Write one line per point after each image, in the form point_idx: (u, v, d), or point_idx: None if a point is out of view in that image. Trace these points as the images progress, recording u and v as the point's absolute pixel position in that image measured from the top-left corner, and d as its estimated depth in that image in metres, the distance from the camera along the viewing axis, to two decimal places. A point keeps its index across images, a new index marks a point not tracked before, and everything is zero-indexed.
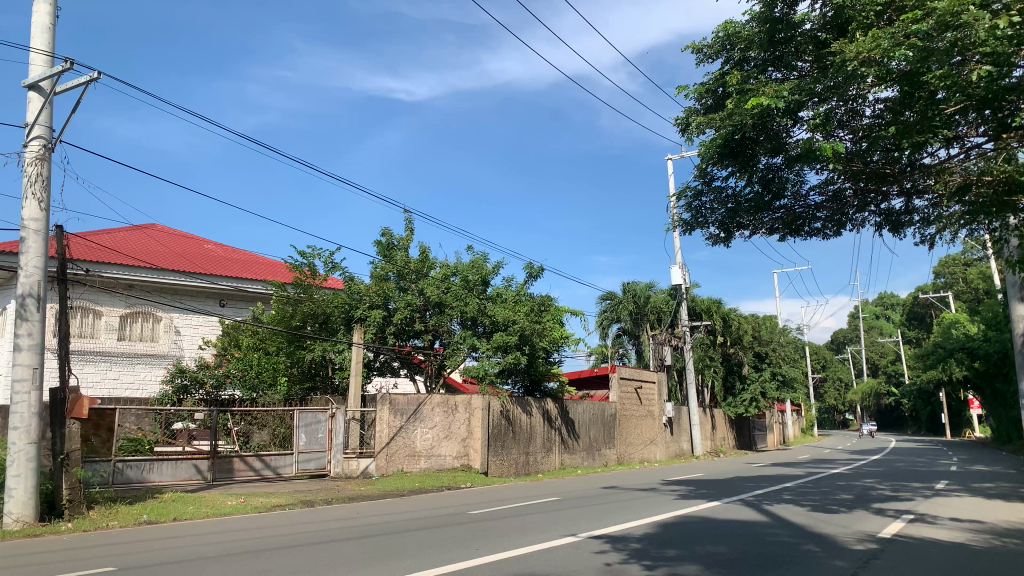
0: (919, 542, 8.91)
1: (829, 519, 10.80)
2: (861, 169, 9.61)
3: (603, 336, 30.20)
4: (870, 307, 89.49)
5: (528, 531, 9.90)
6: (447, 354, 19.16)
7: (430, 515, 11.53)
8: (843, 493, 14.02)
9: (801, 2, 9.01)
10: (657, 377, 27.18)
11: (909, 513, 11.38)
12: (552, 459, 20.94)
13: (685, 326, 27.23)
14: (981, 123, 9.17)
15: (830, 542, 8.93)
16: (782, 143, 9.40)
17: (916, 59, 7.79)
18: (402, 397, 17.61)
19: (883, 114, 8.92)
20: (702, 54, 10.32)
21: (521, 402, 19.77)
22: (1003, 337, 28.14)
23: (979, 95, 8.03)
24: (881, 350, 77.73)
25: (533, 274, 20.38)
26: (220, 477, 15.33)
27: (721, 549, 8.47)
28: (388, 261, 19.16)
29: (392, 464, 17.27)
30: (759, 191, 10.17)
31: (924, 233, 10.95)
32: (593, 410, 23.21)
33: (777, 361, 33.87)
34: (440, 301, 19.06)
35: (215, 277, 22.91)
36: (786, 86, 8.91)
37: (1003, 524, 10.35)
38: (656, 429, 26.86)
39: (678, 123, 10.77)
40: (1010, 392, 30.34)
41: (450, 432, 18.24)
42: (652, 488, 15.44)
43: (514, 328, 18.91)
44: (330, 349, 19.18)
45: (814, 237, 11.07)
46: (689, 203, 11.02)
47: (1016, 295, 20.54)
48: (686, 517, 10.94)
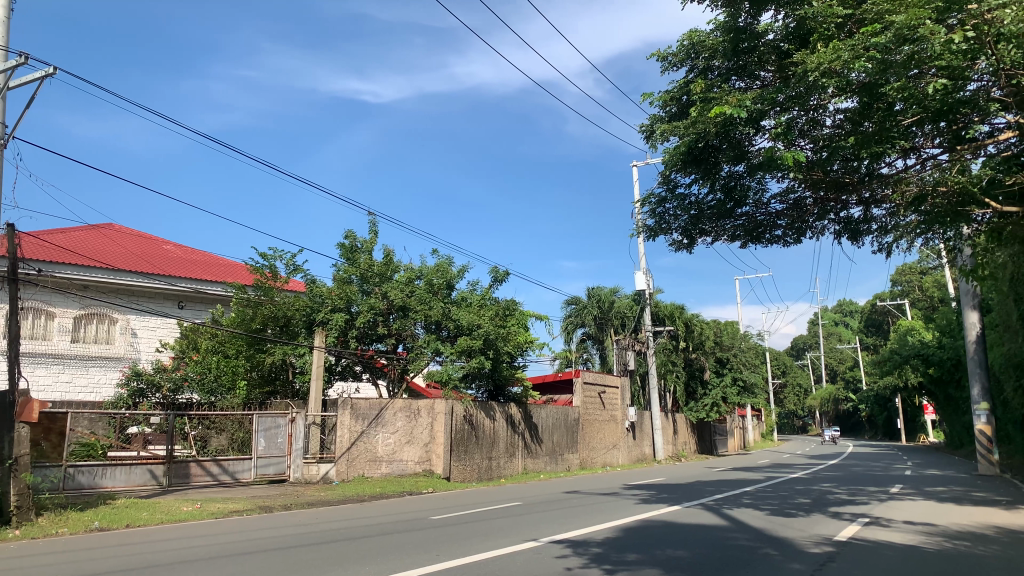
0: (874, 545, 9.04)
1: (788, 523, 10.94)
2: (821, 178, 9.74)
3: (568, 341, 30.29)
4: (830, 314, 91.10)
5: (490, 536, 9.86)
6: (410, 358, 18.98)
7: (391, 521, 11.41)
8: (802, 498, 14.18)
9: (764, 13, 9.10)
10: (620, 382, 27.31)
11: (865, 517, 11.56)
12: (515, 464, 20.90)
13: (648, 331, 27.41)
14: (936, 135, 9.36)
15: (788, 545, 9.03)
16: (745, 151, 9.52)
17: (874, 71, 7.97)
18: (364, 402, 17.54)
19: (843, 124, 9.01)
20: (667, 62, 10.39)
21: (484, 406, 19.74)
22: (956, 344, 28.80)
23: (935, 108, 8.27)
24: (840, 357, 79.17)
25: (498, 277, 20.33)
26: (176, 483, 15.04)
27: (681, 553, 8.51)
28: (351, 264, 18.99)
29: (353, 469, 17.14)
30: (721, 198, 10.27)
31: (882, 242, 11.14)
32: (557, 415, 23.25)
33: (739, 366, 34.32)
34: (404, 305, 18.96)
35: (173, 278, 22.51)
36: (748, 95, 8.99)
37: (956, 527, 10.56)
38: (619, 434, 26.97)
39: (642, 130, 10.84)
40: (962, 398, 31.01)
41: (412, 437, 18.08)
42: (614, 492, 15.49)
43: (478, 332, 18.85)
44: (291, 353, 18.92)
45: (774, 244, 11.22)
46: (653, 210, 11.10)
47: (969, 303, 21.06)
48: (647, 522, 11.00)
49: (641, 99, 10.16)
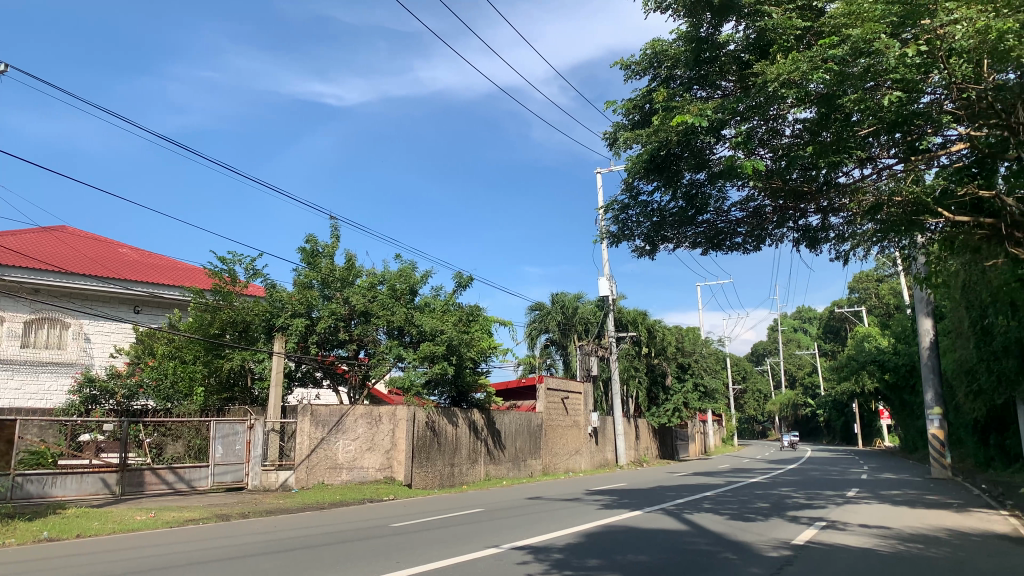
0: (831, 548, 9.18)
1: (747, 527, 11.06)
2: (780, 186, 9.87)
3: (531, 346, 30.32)
4: (789, 321, 92.49)
5: (451, 543, 9.80)
6: (372, 364, 18.90)
7: (350, 529, 11.29)
8: (760, 502, 14.34)
9: (725, 23, 9.19)
10: (583, 388, 27.38)
11: (822, 520, 11.74)
12: (477, 471, 20.85)
13: (611, 337, 27.55)
14: (892, 146, 9.55)
15: (746, 550, 9.13)
16: (706, 160, 9.65)
17: (832, 82, 8.12)
18: (324, 408, 17.28)
19: (801, 134, 9.15)
20: (630, 70, 10.45)
21: (447, 412, 19.66)
22: (911, 351, 29.46)
23: (890, 119, 8.45)
24: (799, 362, 80.39)
25: (463, 283, 20.27)
26: (129, 491, 14.71)
27: (642, 558, 8.55)
28: (311, 268, 18.75)
29: (312, 476, 16.86)
30: (683, 206, 10.36)
31: (839, 250, 11.34)
32: (519, 421, 23.23)
33: (699, 372, 34.68)
34: (366, 311, 18.81)
35: (129, 283, 22.08)
36: (709, 104, 9.07)
37: (909, 530, 10.78)
38: (581, 439, 27.03)
39: (605, 138, 10.90)
40: (917, 404, 31.68)
41: (373, 444, 17.97)
42: (576, 498, 15.50)
43: (441, 338, 18.80)
44: (250, 358, 18.69)
45: (734, 252, 11.36)
46: (616, 216, 11.14)
47: (923, 309, 21.53)
48: (608, 527, 11.03)
49: (604, 107, 10.19)
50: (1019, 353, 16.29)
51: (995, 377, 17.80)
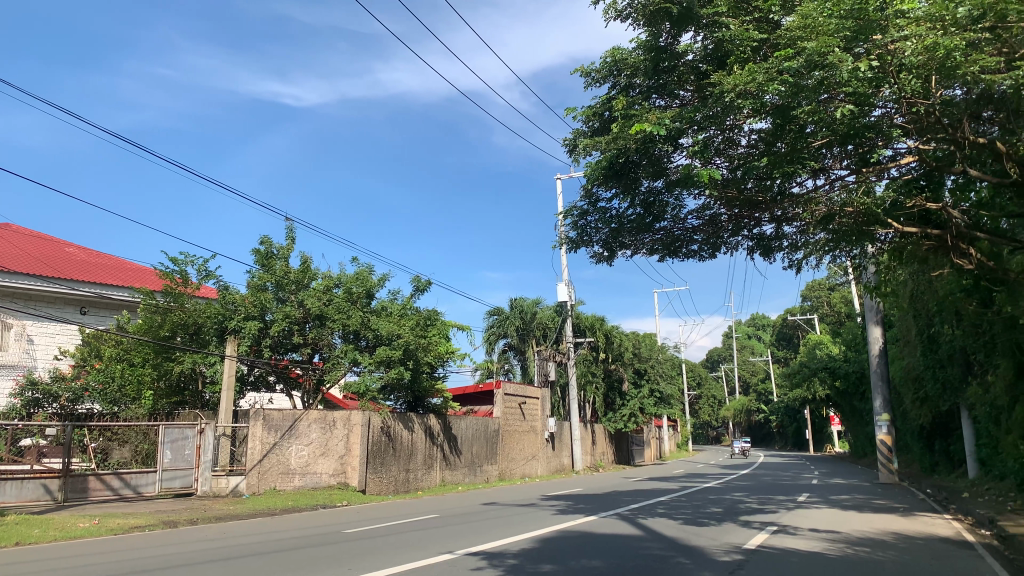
0: (780, 552, 9.33)
1: (700, 531, 11.15)
2: (736, 196, 10.00)
3: (489, 352, 30.27)
4: (744, 328, 93.85)
5: (404, 549, 9.70)
6: (327, 368, 18.56)
7: (301, 535, 11.09)
8: (713, 507, 14.49)
9: (684, 33, 9.30)
10: (541, 394, 27.42)
11: (773, 525, 11.91)
12: (433, 477, 20.71)
13: (570, 342, 27.64)
14: (845, 158, 9.75)
15: (699, 554, 9.20)
16: (663, 168, 9.73)
17: (787, 94, 8.26)
18: (277, 413, 17.02)
19: (757, 144, 9.29)
20: (590, 78, 10.48)
21: (403, 417, 19.53)
22: (861, 358, 30.18)
23: (843, 131, 8.63)
24: (753, 369, 81.72)
25: (421, 287, 20.16)
26: (72, 498, 14.30)
27: (596, 563, 8.56)
28: (266, 271, 18.47)
29: (264, 482, 16.60)
30: (641, 213, 10.44)
31: (792, 258, 11.52)
32: (476, 426, 23.16)
33: (655, 378, 34.95)
34: (321, 314, 18.57)
35: (76, 283, 21.52)
36: (667, 113, 9.16)
37: (856, 534, 11.00)
38: (538, 445, 27.04)
39: (565, 144, 10.93)
40: (866, 410, 32.42)
41: (327, 450, 17.71)
42: (532, 504, 15.47)
43: (398, 342, 18.72)
44: (201, 361, 18.27)
45: (690, 259, 11.47)
46: (575, 222, 11.16)
47: (873, 318, 22.03)
48: (563, 532, 11.04)
49: (564, 113, 10.20)
50: (963, 361, 16.77)
51: (940, 384, 18.29)
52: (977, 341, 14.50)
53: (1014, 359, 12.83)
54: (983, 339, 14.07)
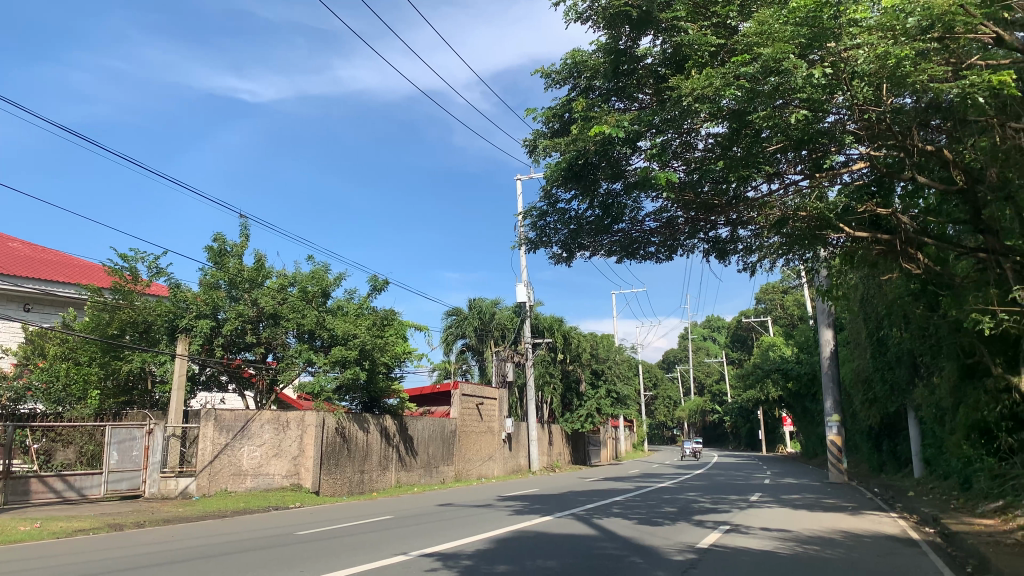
0: (733, 551, 9.45)
1: (654, 531, 11.24)
2: (693, 199, 10.09)
3: (447, 352, 30.14)
4: (700, 329, 95.07)
5: (359, 550, 9.59)
6: (281, 368, 18.29)
7: (252, 538, 10.89)
8: (668, 507, 14.63)
9: (643, 37, 9.36)
10: (498, 394, 27.40)
11: (725, 524, 12.06)
12: (388, 478, 20.56)
13: (528, 342, 27.65)
14: (799, 163, 9.91)
15: (653, 553, 9.26)
16: (622, 170, 9.78)
17: (743, 98, 8.35)
18: (228, 413, 16.75)
19: (713, 148, 9.40)
20: (550, 80, 10.50)
21: (358, 418, 19.37)
22: (813, 360, 30.78)
23: (797, 136, 8.76)
24: (708, 370, 82.82)
25: (378, 287, 19.98)
26: (13, 500, 13.83)
27: (551, 563, 8.57)
28: (219, 268, 18.12)
29: (215, 483, 16.32)
30: (599, 215, 10.44)
31: (747, 261, 11.67)
32: (432, 427, 23.04)
33: (613, 379, 35.15)
34: (275, 313, 18.31)
35: (19, 279, 20.90)
36: (626, 116, 9.22)
37: (807, 533, 11.19)
38: (494, 445, 27.01)
39: (525, 145, 10.91)
40: (817, 411, 33.05)
41: (280, 450, 17.45)
42: (488, 504, 15.44)
43: (354, 342, 18.55)
44: (151, 360, 17.85)
45: (647, 261, 11.56)
46: (534, 223, 11.17)
47: (824, 320, 22.44)
48: (519, 533, 11.03)
49: (525, 113, 10.17)
50: (910, 363, 17.18)
51: (888, 386, 18.72)
52: (923, 344, 14.88)
53: (958, 361, 13.21)
54: (930, 342, 14.43)
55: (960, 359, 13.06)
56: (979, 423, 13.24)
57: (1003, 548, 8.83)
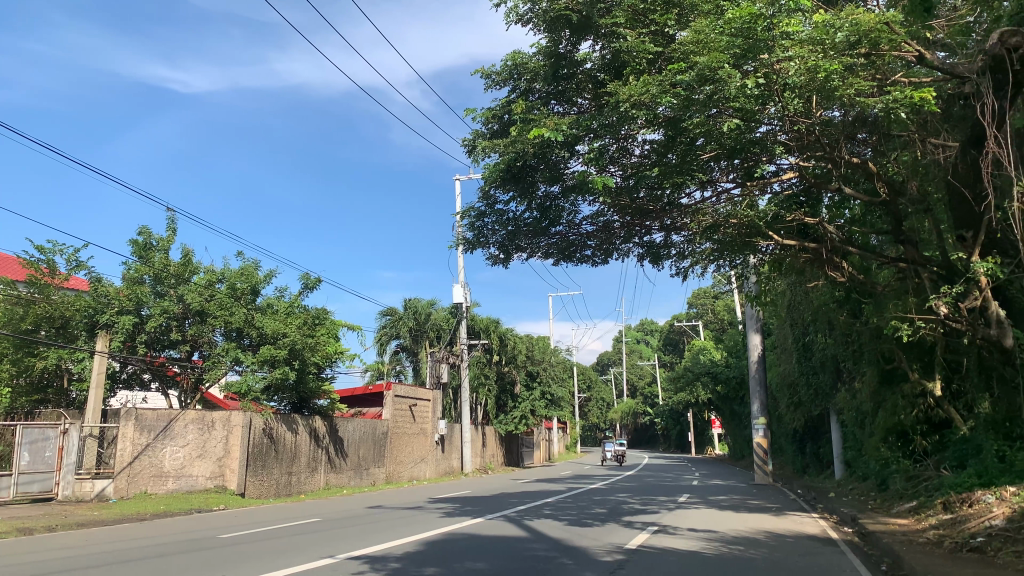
0: (660, 552, 9.58)
1: (584, 532, 11.31)
2: (628, 204, 10.19)
3: (380, 352, 29.82)
4: (633, 332, 96.41)
5: (284, 553, 9.38)
6: (206, 367, 17.82)
7: (172, 541, 10.53)
8: (598, 508, 14.75)
9: (583, 42, 9.44)
10: (432, 395, 27.27)
11: (653, 525, 12.22)
12: (317, 479, 20.22)
13: (464, 344, 27.56)
14: (732, 171, 10.11)
15: (582, 554, 9.32)
16: (560, 173, 9.81)
17: (679, 106, 8.44)
18: (150, 412, 16.21)
19: (649, 155, 9.52)
20: (490, 80, 10.47)
21: (286, 419, 18.99)
22: (741, 364, 31.62)
23: (730, 145, 8.93)
24: (641, 372, 84.12)
25: (310, 285, 19.64)
26: None
27: (480, 565, 8.54)
28: (144, 263, 17.51)
29: (134, 485, 15.80)
30: (537, 217, 10.44)
31: (680, 266, 11.85)
32: (364, 428, 22.75)
33: (547, 380, 35.33)
34: (202, 310, 17.80)
35: None
36: (565, 119, 9.24)
37: (732, 533, 11.42)
38: (427, 447, 26.82)
39: (465, 145, 10.84)
40: (744, 414, 33.91)
41: (204, 451, 16.98)
42: (419, 506, 15.31)
43: (283, 341, 18.27)
44: (68, 357, 17.13)
45: (584, 263, 11.63)
46: (472, 223, 11.06)
47: (753, 326, 22.97)
48: (450, 535, 10.97)
49: (464, 112, 10.12)
50: (833, 369, 17.76)
51: (812, 390, 19.29)
52: (845, 350, 15.38)
53: (878, 367, 13.70)
54: (852, 347, 14.90)
55: (880, 365, 13.59)
56: (897, 426, 13.72)
57: (916, 546, 9.16)
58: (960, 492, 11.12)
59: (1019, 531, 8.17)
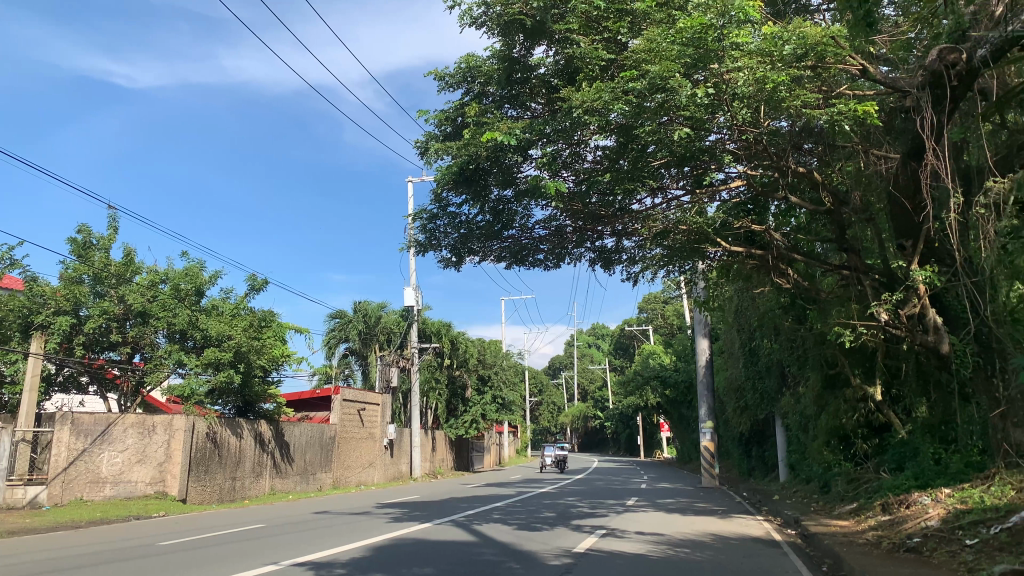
0: (608, 555, 9.63)
1: (532, 536, 11.31)
2: (580, 209, 10.22)
3: (329, 355, 29.42)
4: (584, 336, 96.95)
5: (227, 560, 9.18)
6: (147, 370, 17.41)
7: (107, 549, 10.21)
8: (546, 512, 14.78)
9: (537, 47, 9.46)
10: (382, 399, 27.03)
11: (601, 528, 12.27)
12: (261, 485, 19.87)
13: (414, 347, 27.37)
14: (682, 178, 10.22)
15: (530, 559, 9.31)
16: (513, 177, 9.79)
17: (631, 113, 8.47)
18: (88, 417, 15.75)
19: (601, 161, 9.57)
20: (444, 82, 10.40)
21: (230, 422, 18.64)
22: (689, 368, 32.05)
23: (680, 152, 9.02)
24: (592, 376, 84.64)
25: (256, 287, 19.28)
26: None
27: (427, 571, 8.47)
28: (83, 262, 16.94)
29: (68, 492, 15.29)
30: (490, 220, 10.44)
31: (631, 271, 11.98)
32: (310, 433, 22.42)
33: (498, 385, 35.30)
34: (144, 311, 17.39)
35: None
36: (518, 124, 9.22)
37: (678, 536, 11.54)
38: (375, 452, 26.55)
39: (417, 147, 10.77)
40: (692, 418, 34.35)
41: (144, 456, 16.57)
42: (366, 512, 15.14)
43: (228, 344, 17.95)
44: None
45: (536, 268, 11.66)
46: (424, 226, 10.97)
47: (701, 330, 23.27)
48: (398, 540, 10.87)
49: (417, 114, 10.06)
50: (779, 374, 18.12)
51: (758, 394, 19.63)
52: (790, 355, 15.68)
53: (821, 372, 14.00)
54: (797, 352, 15.21)
55: (823, 370, 13.89)
56: (839, 430, 14.03)
57: (855, 547, 9.38)
58: (898, 494, 11.40)
59: (953, 531, 8.41)
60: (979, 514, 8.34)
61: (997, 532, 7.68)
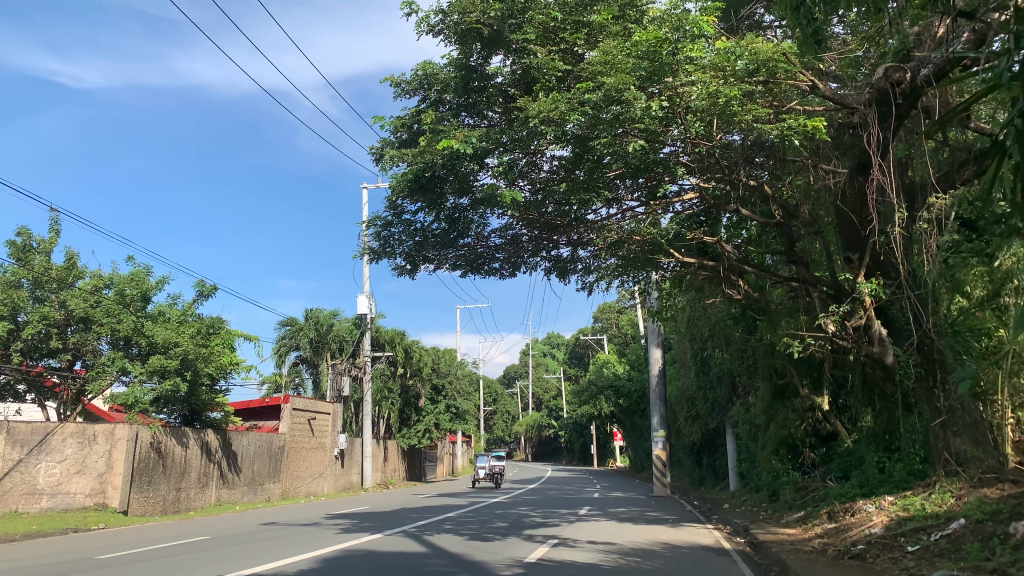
0: (558, 565, 9.60)
1: (483, 546, 11.22)
2: (536, 218, 10.21)
3: (279, 364, 28.93)
4: (539, 344, 97.12)
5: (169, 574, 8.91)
6: (89, 377, 16.86)
7: (41, 563, 9.83)
8: (499, 522, 14.70)
9: (494, 56, 9.46)
10: (333, 409, 26.67)
11: (553, 538, 12.25)
12: (207, 495, 19.42)
13: (367, 355, 27.10)
14: (636, 190, 10.30)
15: (481, 569, 9.23)
16: (469, 185, 9.72)
17: (587, 124, 8.49)
18: (24, 426, 14.78)
19: (557, 170, 9.59)
20: (400, 89, 10.34)
21: (176, 431, 18.24)
22: (642, 377, 32.26)
23: (636, 164, 9.06)
24: (546, 386, 84.76)
25: (205, 293, 18.87)
26: None
27: None
28: (22, 265, 16.35)
29: (3, 504, 14.36)
30: (445, 228, 10.34)
31: (586, 281, 12.05)
32: (259, 442, 21.99)
33: (452, 394, 35.12)
34: (87, 317, 16.92)
35: None
36: (475, 132, 9.19)
37: (629, 545, 11.57)
38: (325, 462, 26.18)
39: (371, 153, 10.68)
40: (645, 427, 34.57)
41: (84, 467, 15.96)
42: (314, 523, 14.87)
43: (175, 351, 17.57)
44: None
45: (491, 276, 11.63)
46: (378, 233, 10.87)
47: (653, 340, 23.44)
48: (347, 551, 10.69)
49: (372, 120, 9.98)
50: (729, 383, 18.35)
51: (709, 404, 19.87)
52: (741, 365, 15.90)
53: (771, 382, 14.20)
54: (747, 363, 15.44)
55: (772, 380, 14.12)
56: (787, 439, 14.26)
57: (802, 555, 9.51)
58: (844, 502, 11.60)
59: (895, 539, 8.57)
60: (919, 521, 8.54)
61: (937, 539, 7.86)
